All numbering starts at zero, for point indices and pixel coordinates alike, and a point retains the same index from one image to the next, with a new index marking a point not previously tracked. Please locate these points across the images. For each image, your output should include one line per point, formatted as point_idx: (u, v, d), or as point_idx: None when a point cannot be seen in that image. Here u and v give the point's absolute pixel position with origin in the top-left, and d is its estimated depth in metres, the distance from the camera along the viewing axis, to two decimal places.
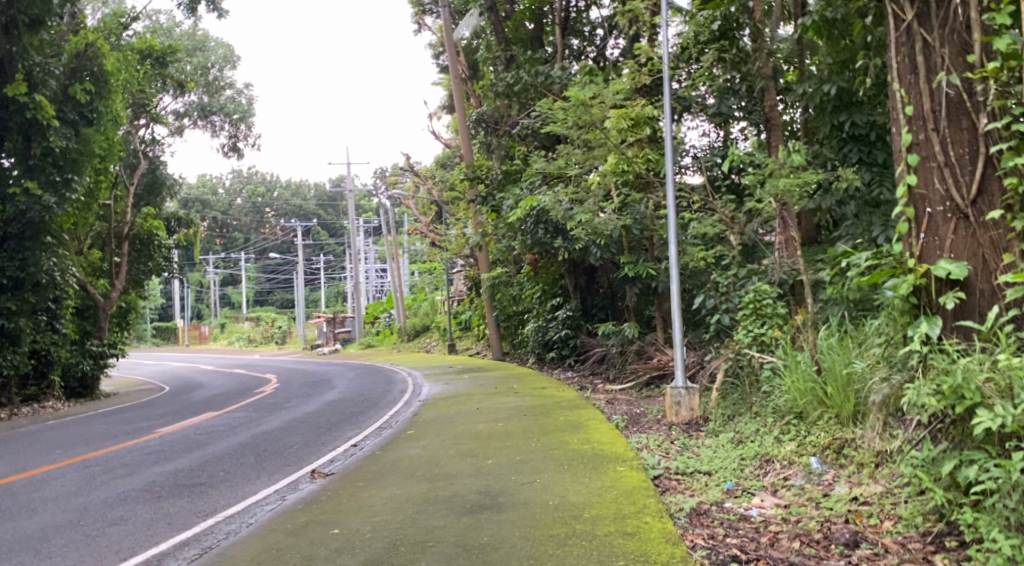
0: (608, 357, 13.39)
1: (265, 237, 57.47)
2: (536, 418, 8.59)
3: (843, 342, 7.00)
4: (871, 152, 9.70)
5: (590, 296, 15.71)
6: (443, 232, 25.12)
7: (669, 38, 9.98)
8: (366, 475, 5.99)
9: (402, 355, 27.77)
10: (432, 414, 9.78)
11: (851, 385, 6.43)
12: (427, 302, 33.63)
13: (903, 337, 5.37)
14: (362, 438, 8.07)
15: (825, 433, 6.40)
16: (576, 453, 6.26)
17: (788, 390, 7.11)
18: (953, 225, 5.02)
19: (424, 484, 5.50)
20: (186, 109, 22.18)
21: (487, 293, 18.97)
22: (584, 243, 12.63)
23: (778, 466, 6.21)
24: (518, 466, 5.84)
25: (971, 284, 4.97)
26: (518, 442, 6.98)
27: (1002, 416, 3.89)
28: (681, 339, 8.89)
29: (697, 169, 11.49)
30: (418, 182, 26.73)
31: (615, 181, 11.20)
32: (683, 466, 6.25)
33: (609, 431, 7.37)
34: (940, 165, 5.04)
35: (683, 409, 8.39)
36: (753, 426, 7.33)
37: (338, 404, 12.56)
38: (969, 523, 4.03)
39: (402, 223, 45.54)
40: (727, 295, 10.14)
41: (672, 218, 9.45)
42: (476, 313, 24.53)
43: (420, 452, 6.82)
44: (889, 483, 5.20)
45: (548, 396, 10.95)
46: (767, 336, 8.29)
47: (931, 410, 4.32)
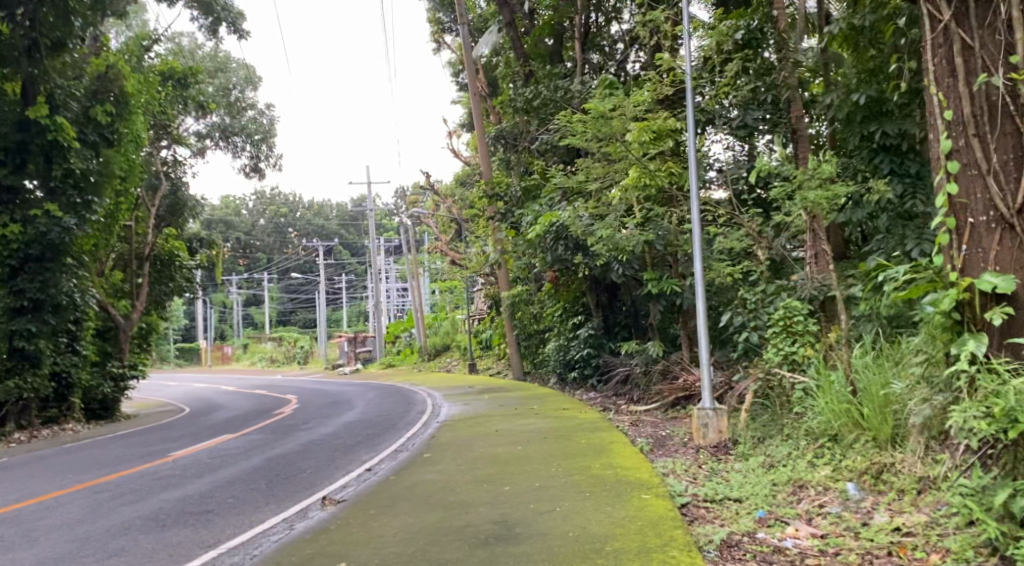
0: (632, 376, 13.06)
1: (288, 257, 57.76)
2: (558, 441, 8.29)
3: (879, 361, 6.67)
4: (903, 162, 9.34)
5: (613, 313, 15.42)
6: (463, 250, 24.96)
7: (692, 52, 9.70)
8: (378, 503, 5.74)
9: (422, 374, 27.54)
10: (451, 436, 9.53)
11: (889, 405, 6.10)
12: (448, 321, 33.44)
13: (946, 356, 5.05)
14: (378, 462, 7.83)
15: (862, 457, 6.06)
16: (599, 479, 5.98)
17: (822, 412, 6.78)
18: (997, 236, 4.72)
19: (438, 512, 5.24)
20: (208, 131, 22.24)
21: (508, 311, 18.72)
22: (605, 260, 12.38)
23: (813, 492, 5.87)
24: (538, 493, 5.56)
25: (1018, 298, 4.66)
26: (538, 467, 6.70)
27: None
28: (707, 358, 8.57)
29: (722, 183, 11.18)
30: (438, 201, 26.63)
31: (637, 196, 10.94)
32: (711, 493, 5.93)
33: (632, 455, 7.06)
34: (982, 172, 4.75)
35: (711, 432, 8.05)
36: (785, 449, 6.99)
37: (355, 425, 12.32)
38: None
39: (422, 242, 45.50)
40: (755, 312, 9.80)
41: (696, 232, 9.16)
42: (497, 332, 24.28)
43: (436, 478, 6.56)
44: (933, 512, 4.85)
45: (569, 417, 10.67)
46: (799, 354, 7.96)
47: (981, 435, 4.00)
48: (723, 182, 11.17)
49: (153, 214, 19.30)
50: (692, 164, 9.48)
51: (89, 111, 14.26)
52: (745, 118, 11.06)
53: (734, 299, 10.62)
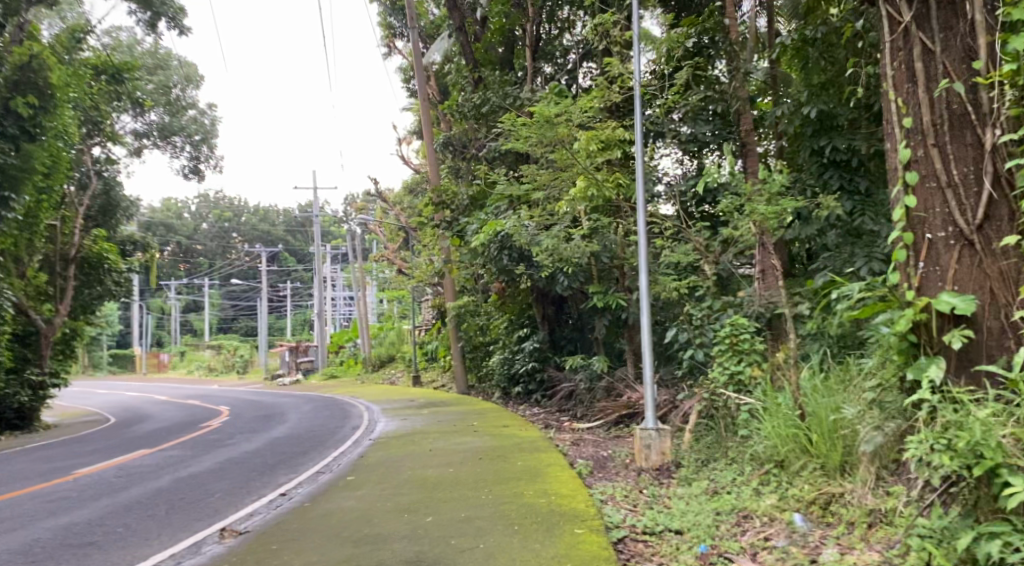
0: (576, 392, 12.64)
1: (231, 263, 56.19)
2: (493, 462, 7.79)
3: (828, 382, 6.34)
4: (853, 179, 9.10)
5: (559, 327, 14.98)
6: (409, 260, 24.29)
7: (641, 66, 9.27)
8: (284, 536, 5.14)
9: (365, 386, 26.71)
10: (380, 456, 8.96)
11: (838, 430, 5.76)
12: (393, 331, 32.64)
13: (901, 380, 4.71)
14: (296, 485, 7.22)
15: (810, 485, 5.70)
16: (531, 510, 5.47)
17: (768, 435, 6.40)
18: (956, 253, 4.42)
19: (349, 548, 4.68)
20: (146, 130, 21.24)
21: (453, 323, 18.13)
22: (550, 271, 11.94)
23: (758, 523, 5.48)
24: (461, 527, 5.03)
25: (977, 320, 4.35)
26: (467, 493, 6.19)
27: None
28: (651, 376, 8.18)
29: (670, 197, 10.86)
30: (385, 209, 25.92)
31: (584, 206, 10.57)
32: (651, 524, 5.50)
33: (570, 479, 6.59)
34: (942, 185, 4.45)
35: (654, 453, 7.63)
36: (729, 475, 6.62)
37: (282, 441, 11.60)
38: None
39: (369, 251, 44.52)
40: (701, 328, 9.48)
41: (643, 245, 8.77)
42: (443, 344, 23.67)
43: (354, 506, 5.99)
44: (885, 551, 4.50)
45: (508, 436, 10.17)
46: (745, 375, 7.57)
47: (944, 471, 3.62)
48: (670, 193, 10.85)
49: (81, 214, 18.21)
50: (640, 173, 9.11)
51: (8, 102, 13.13)
52: (695, 131, 10.69)
53: (681, 314, 10.29)
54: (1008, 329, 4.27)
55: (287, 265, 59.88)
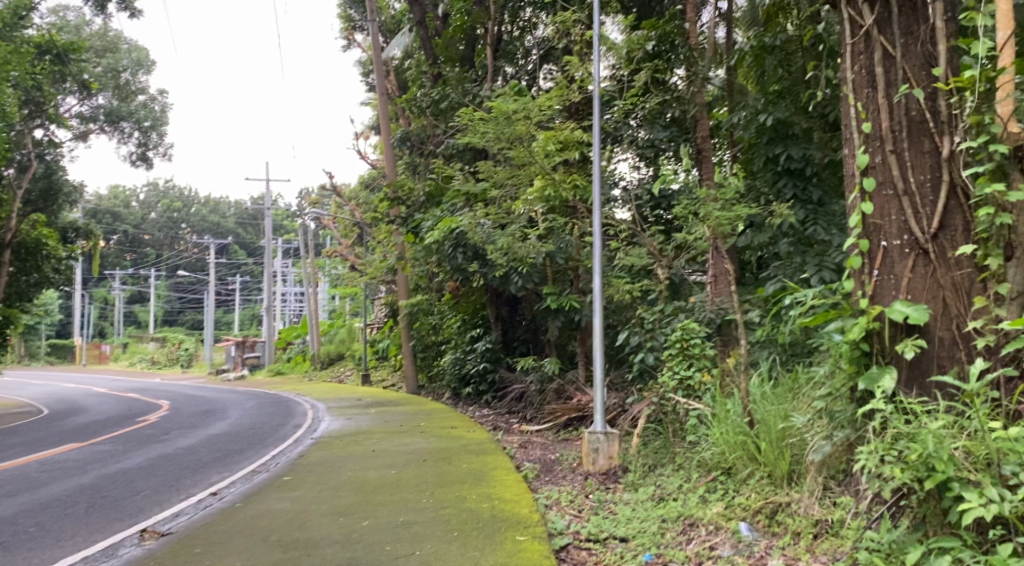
0: (527, 394, 12.47)
1: (179, 254, 54.78)
2: (437, 464, 7.56)
3: (777, 390, 6.28)
4: (806, 188, 9.08)
5: (512, 328, 14.79)
6: (362, 256, 23.83)
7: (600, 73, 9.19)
8: (209, 539, 4.83)
9: (312, 384, 26.15)
10: (320, 455, 8.68)
11: (786, 439, 5.68)
12: (344, 329, 32.09)
13: (852, 389, 4.64)
14: (229, 484, 6.90)
15: (756, 494, 5.61)
16: (472, 515, 5.26)
17: (716, 442, 6.32)
18: (910, 262, 4.36)
19: (276, 553, 4.41)
20: (92, 113, 20.38)
21: (404, 321, 17.82)
22: (504, 270, 11.75)
23: (704, 532, 5.37)
24: (398, 533, 4.79)
25: (929, 330, 4.30)
26: (407, 497, 5.96)
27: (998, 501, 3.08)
28: (602, 379, 8.05)
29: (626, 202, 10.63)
30: (339, 203, 25.44)
31: (541, 207, 10.43)
32: (595, 531, 5.35)
33: (514, 484, 6.40)
34: (898, 193, 4.39)
35: (602, 457, 7.50)
36: (676, 482, 6.51)
37: (220, 438, 11.18)
38: None
39: (322, 245, 43.77)
40: (653, 333, 9.38)
41: (598, 247, 8.64)
42: (394, 342, 23.29)
43: (288, 508, 5.72)
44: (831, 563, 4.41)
45: (455, 437, 9.94)
46: (695, 380, 7.48)
47: (895, 483, 3.51)
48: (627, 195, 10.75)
49: (18, 197, 17.40)
50: (596, 173, 8.97)
51: None
52: (653, 137, 10.69)
53: (633, 318, 10.20)
54: (960, 339, 4.21)
55: (238, 258, 58.65)
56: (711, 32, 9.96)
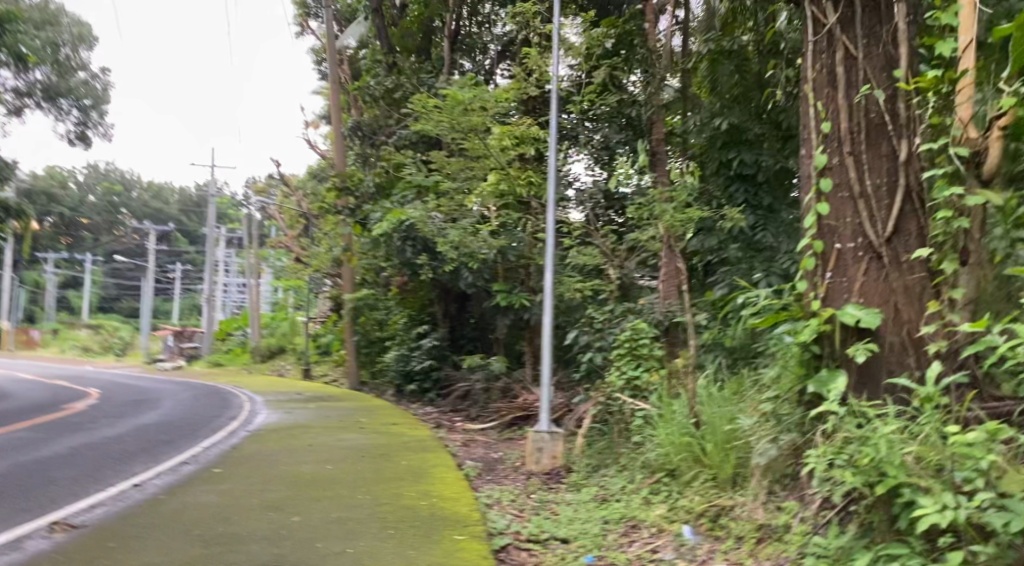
0: (472, 393, 12.26)
1: (118, 239, 52.96)
2: (376, 461, 7.31)
3: (724, 392, 6.22)
4: (757, 193, 9.08)
5: (460, 326, 14.55)
6: (308, 248, 23.28)
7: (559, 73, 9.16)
8: (125, 533, 4.52)
9: (251, 377, 25.48)
10: (255, 448, 8.35)
11: (732, 442, 5.61)
12: (287, 322, 31.37)
13: (801, 392, 4.57)
14: (153, 476, 6.55)
15: (700, 496, 5.52)
16: (409, 512, 5.04)
17: (661, 443, 6.23)
18: (864, 265, 4.31)
19: (197, 549, 4.13)
20: (28, 88, 19.11)
21: (350, 315, 17.43)
22: (453, 265, 11.53)
23: (646, 534, 5.26)
24: (329, 530, 4.54)
25: (880, 335, 4.25)
26: (342, 493, 5.70)
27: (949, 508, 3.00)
28: (548, 377, 7.91)
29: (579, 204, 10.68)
30: (286, 193, 24.82)
31: (494, 201, 10.49)
32: (536, 531, 5.20)
33: (455, 481, 6.20)
34: (854, 195, 4.34)
35: (545, 457, 7.36)
36: (619, 483, 6.41)
37: (150, 428, 10.71)
38: None
39: (267, 236, 42.78)
40: (602, 333, 9.28)
41: (550, 244, 8.51)
42: (338, 337, 22.81)
43: (215, 502, 5.42)
44: None
45: (396, 434, 9.69)
46: (642, 381, 7.39)
47: (845, 487, 3.41)
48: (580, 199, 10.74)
49: None
50: (551, 170, 8.84)
51: None
52: (608, 138, 10.69)
53: (582, 318, 10.11)
54: (910, 346, 4.18)
55: (180, 245, 57.02)
56: (667, 42, 9.82)
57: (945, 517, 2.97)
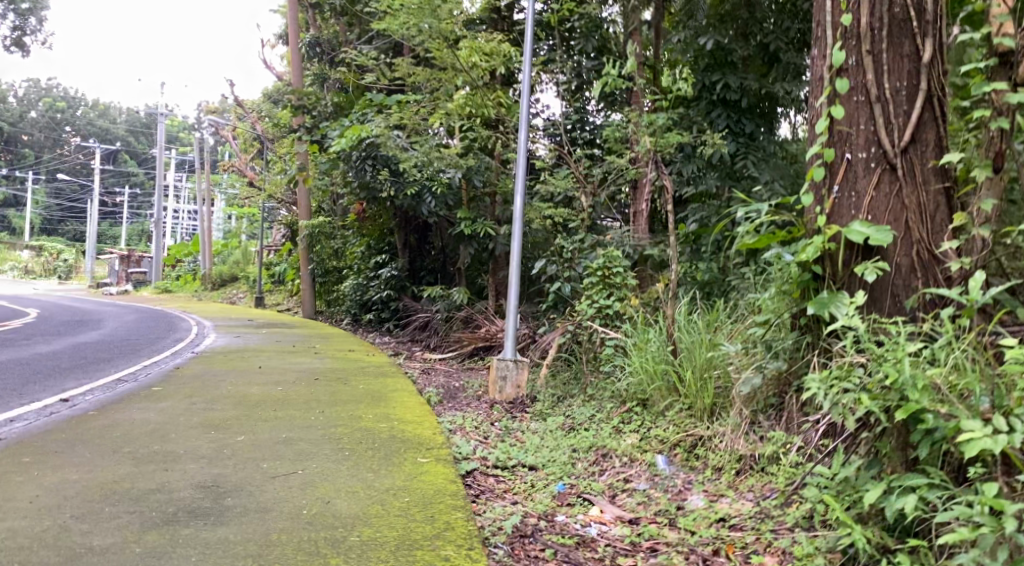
0: (431, 323, 11.78)
1: (61, 159, 50.38)
2: (330, 383, 6.85)
3: (705, 321, 5.88)
4: (740, 120, 8.54)
5: (420, 257, 13.94)
6: (262, 173, 22.14)
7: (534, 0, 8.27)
8: (44, 449, 4.01)
9: (201, 304, 24.54)
10: (200, 368, 7.84)
11: (711, 370, 5.26)
12: (238, 250, 30.21)
13: (796, 316, 4.30)
14: (86, 392, 6.02)
15: (675, 426, 5.20)
16: (366, 434, 4.64)
17: (635, 372, 5.87)
18: (875, 177, 3.94)
19: (125, 466, 3.66)
20: None
21: (304, 242, 16.64)
22: (416, 189, 10.87)
23: (617, 464, 4.94)
24: (277, 450, 4.09)
25: (888, 255, 3.91)
26: (293, 414, 5.25)
27: (1006, 437, 2.60)
28: (515, 305, 7.48)
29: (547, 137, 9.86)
30: (239, 115, 23.46)
31: (459, 120, 9.80)
32: (503, 459, 4.83)
33: (416, 406, 5.79)
34: (871, 99, 3.94)
35: (509, 386, 6.98)
36: (588, 412, 6.09)
37: (86, 347, 10.08)
38: None
39: (218, 161, 41.06)
40: (571, 263, 8.89)
41: (521, 164, 7.98)
42: (291, 267, 21.93)
43: (151, 419, 4.94)
44: (760, 500, 4.02)
45: (352, 359, 9.24)
46: (615, 309, 7.02)
47: (858, 414, 3.04)
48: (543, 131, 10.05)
49: None
50: (525, 85, 8.22)
51: None
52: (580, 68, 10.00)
53: (551, 247, 9.67)
54: (919, 267, 3.83)
55: (127, 169, 54.60)
56: None
57: (996, 444, 2.59)
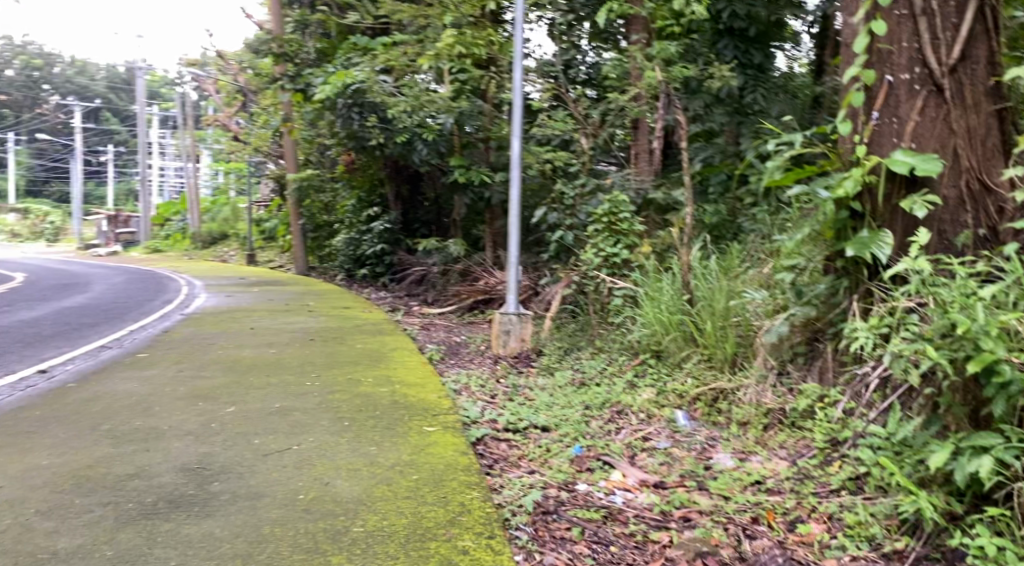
0: (428, 277, 11.40)
1: (42, 118, 49.08)
2: (326, 344, 6.50)
3: (722, 268, 5.56)
4: (748, 51, 8.02)
5: (413, 209, 13.48)
6: (247, 127, 21.42)
7: None
8: (14, 429, 3.67)
9: (192, 263, 24.05)
10: (188, 331, 7.47)
11: (729, 319, 4.94)
12: (227, 207, 29.54)
13: (833, 258, 3.96)
14: (65, 362, 5.67)
15: (692, 378, 4.87)
16: (368, 399, 4.33)
17: (647, 321, 5.54)
18: (919, 101, 3.54)
19: (102, 448, 3.31)
20: None
21: (294, 197, 16.14)
22: (406, 135, 10.20)
23: (634, 421, 4.60)
24: (270, 423, 3.75)
25: (933, 186, 3.54)
26: (288, 379, 4.92)
27: None
28: (515, 255, 7.10)
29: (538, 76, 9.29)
30: (221, 68, 22.62)
31: (448, 62, 9.27)
32: (514, 420, 4.50)
33: (419, 366, 5.48)
34: (916, 12, 3.53)
35: (513, 340, 6.64)
36: (598, 366, 5.77)
37: (70, 312, 9.66)
38: (986, 547, 2.43)
39: (202, 116, 40.10)
40: (573, 210, 8.46)
41: (519, 106, 7.51)
42: (282, 223, 21.39)
43: (134, 390, 4.58)
44: (795, 458, 3.69)
45: (347, 317, 8.87)
46: (623, 257, 6.65)
47: (923, 369, 2.70)
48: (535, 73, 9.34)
49: None
50: (519, 19, 7.68)
51: None
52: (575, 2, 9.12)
53: (550, 194, 9.25)
54: (968, 199, 3.45)
55: (110, 127, 53.39)
56: None
57: None
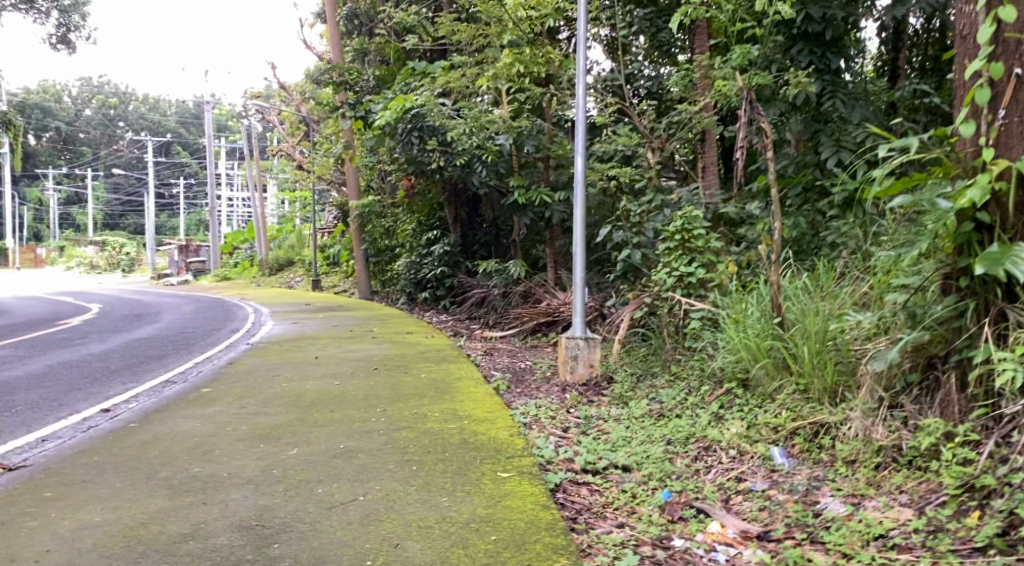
0: (489, 299, 11.10)
1: (117, 153, 50.91)
2: (390, 374, 6.23)
3: (813, 289, 5.09)
4: (826, 55, 7.31)
5: (472, 231, 13.25)
6: (309, 154, 21.61)
7: None
8: (70, 479, 3.49)
9: (258, 290, 24.30)
10: (251, 362, 7.33)
11: (827, 343, 4.47)
12: (292, 234, 29.90)
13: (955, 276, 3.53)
14: (129, 399, 5.55)
15: (787, 411, 4.41)
16: (436, 439, 4.03)
17: (732, 346, 5.09)
18: None
19: (158, 500, 3.10)
20: None
21: (355, 222, 16.10)
22: (466, 157, 9.99)
23: (724, 458, 4.18)
24: (334, 468, 3.49)
25: None
26: (352, 415, 4.67)
27: None
28: (582, 277, 6.74)
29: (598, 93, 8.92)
30: (283, 98, 22.92)
31: (508, 82, 9.04)
32: (591, 459, 4.13)
33: (487, 399, 5.15)
34: None
35: (581, 366, 6.25)
36: (678, 396, 5.35)
37: (138, 344, 9.70)
38: None
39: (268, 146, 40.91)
40: (640, 227, 7.87)
41: (582, 123, 7.18)
42: (345, 248, 21.41)
43: (192, 431, 4.37)
44: (918, 504, 3.24)
45: (410, 344, 8.62)
46: (699, 277, 6.20)
47: None
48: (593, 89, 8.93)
49: None
50: (581, 33, 7.35)
51: None
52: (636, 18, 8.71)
53: (616, 211, 8.84)
54: None
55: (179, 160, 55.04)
56: None
57: None
